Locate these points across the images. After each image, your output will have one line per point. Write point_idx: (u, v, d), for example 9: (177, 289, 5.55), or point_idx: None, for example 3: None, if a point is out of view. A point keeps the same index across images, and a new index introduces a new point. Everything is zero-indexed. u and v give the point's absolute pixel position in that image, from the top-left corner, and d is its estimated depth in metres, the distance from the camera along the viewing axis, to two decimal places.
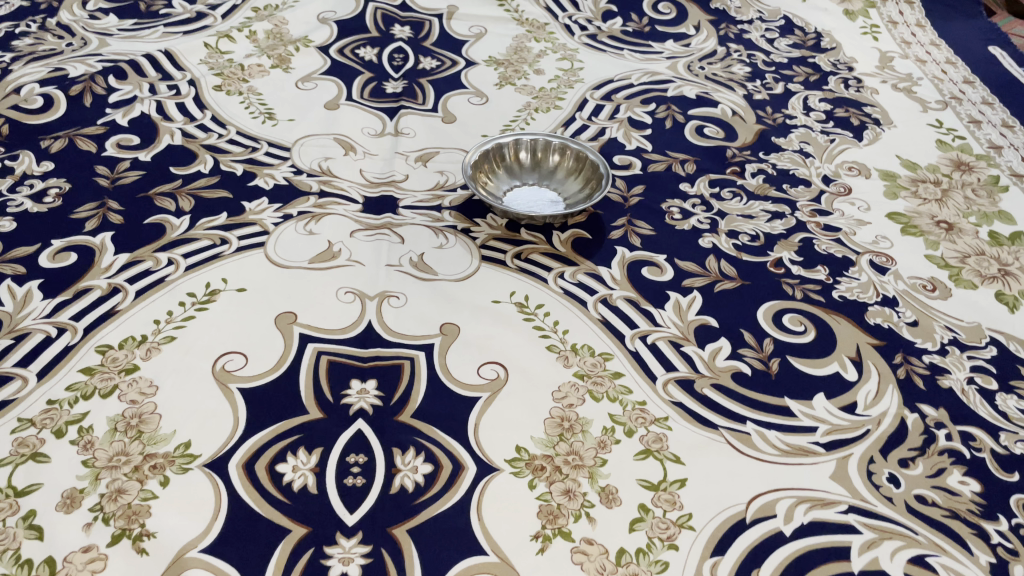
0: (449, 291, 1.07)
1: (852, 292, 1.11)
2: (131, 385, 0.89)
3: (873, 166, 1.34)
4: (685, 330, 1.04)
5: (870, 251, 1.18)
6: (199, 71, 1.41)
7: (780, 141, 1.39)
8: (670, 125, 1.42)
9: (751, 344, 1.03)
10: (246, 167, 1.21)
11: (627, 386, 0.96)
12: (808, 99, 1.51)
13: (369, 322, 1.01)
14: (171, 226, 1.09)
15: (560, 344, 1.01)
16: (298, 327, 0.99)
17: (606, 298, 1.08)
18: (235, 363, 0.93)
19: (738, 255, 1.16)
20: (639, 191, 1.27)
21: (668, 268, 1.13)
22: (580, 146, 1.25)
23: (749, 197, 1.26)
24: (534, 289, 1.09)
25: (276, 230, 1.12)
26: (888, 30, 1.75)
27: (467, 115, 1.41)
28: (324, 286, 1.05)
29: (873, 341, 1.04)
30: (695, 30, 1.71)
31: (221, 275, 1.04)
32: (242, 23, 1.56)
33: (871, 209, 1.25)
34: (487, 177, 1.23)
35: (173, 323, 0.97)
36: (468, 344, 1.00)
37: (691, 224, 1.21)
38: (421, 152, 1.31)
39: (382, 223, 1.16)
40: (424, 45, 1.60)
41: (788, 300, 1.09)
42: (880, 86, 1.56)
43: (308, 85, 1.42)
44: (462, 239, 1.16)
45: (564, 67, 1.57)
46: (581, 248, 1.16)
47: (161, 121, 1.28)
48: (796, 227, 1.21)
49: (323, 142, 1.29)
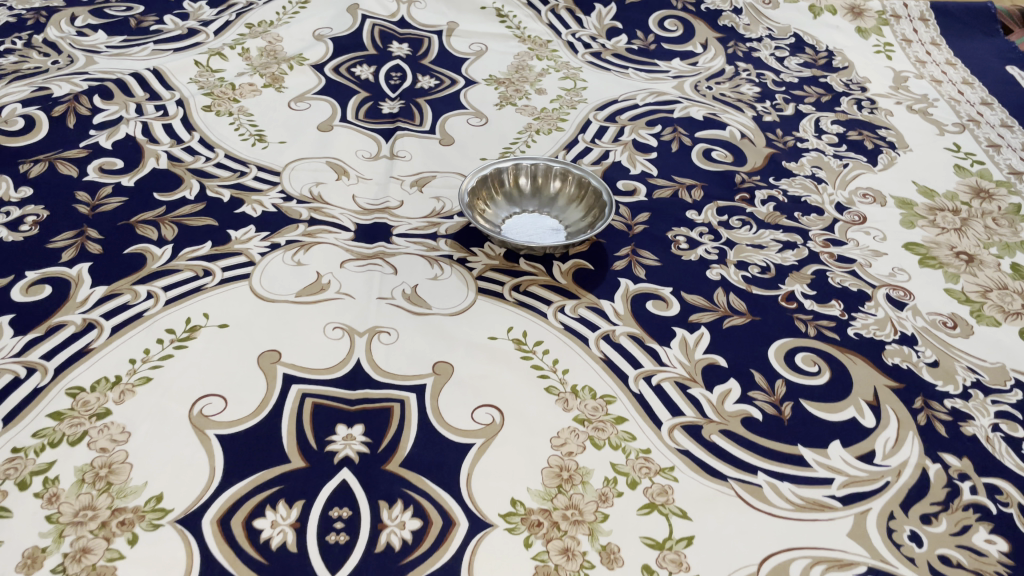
0: (443, 326, 1.02)
1: (868, 329, 1.05)
2: (102, 432, 0.84)
3: (889, 193, 1.29)
4: (692, 370, 0.98)
5: (887, 285, 1.12)
6: (188, 91, 1.36)
7: (791, 165, 1.34)
8: (676, 148, 1.37)
9: (762, 387, 0.97)
10: (234, 193, 1.16)
11: (630, 431, 0.91)
12: (820, 121, 1.45)
13: (357, 361, 0.96)
14: (152, 256, 1.04)
15: (560, 385, 0.96)
16: (281, 366, 0.93)
17: (609, 334, 1.02)
18: (213, 407, 0.88)
19: (748, 287, 1.10)
20: (644, 218, 1.21)
21: (674, 302, 1.08)
22: (582, 172, 1.20)
23: (759, 226, 1.21)
24: (532, 324, 1.03)
25: (262, 260, 1.06)
26: (901, 48, 1.70)
27: (465, 137, 1.36)
28: (312, 321, 1.00)
29: (891, 383, 0.98)
30: (702, 48, 1.66)
31: (203, 309, 0.98)
32: (235, 40, 1.52)
33: (888, 239, 1.20)
34: (485, 204, 1.18)
35: (149, 362, 0.91)
36: (461, 385, 0.94)
37: (698, 254, 1.15)
38: (417, 177, 1.26)
39: (374, 253, 1.11)
40: (422, 63, 1.55)
41: (801, 338, 1.03)
42: (894, 108, 1.50)
43: (301, 106, 1.38)
44: (458, 269, 1.10)
45: (567, 87, 1.51)
46: (582, 280, 1.10)
47: (146, 143, 1.23)
48: (809, 258, 1.16)
49: (315, 166, 1.24)
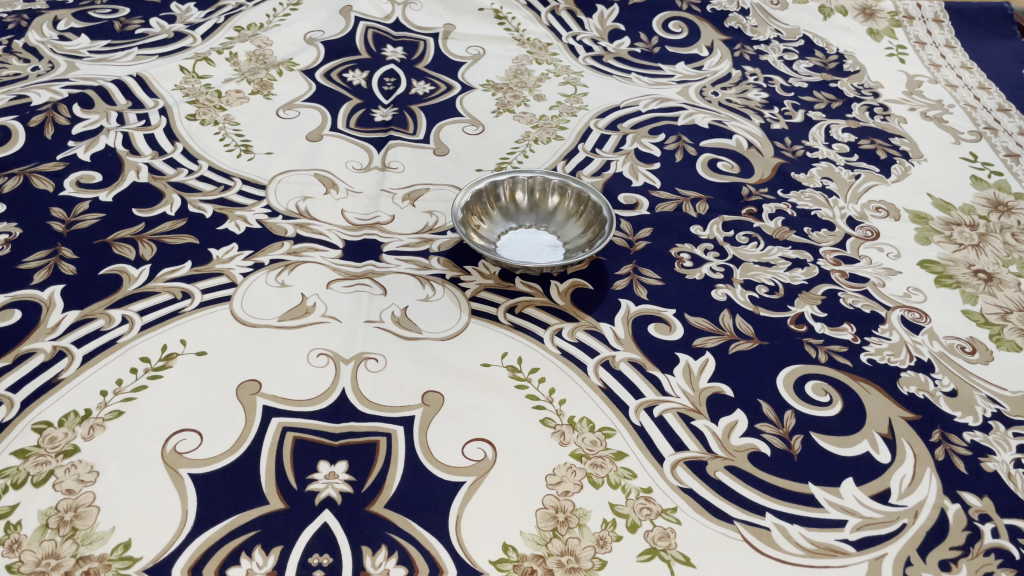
0: (433, 352, 0.97)
1: (881, 354, 1.00)
2: (69, 472, 0.79)
3: (903, 206, 1.23)
4: (696, 400, 0.93)
5: (902, 306, 1.07)
6: (172, 98, 1.31)
7: (801, 177, 1.28)
8: (680, 158, 1.31)
9: (770, 419, 0.91)
10: (217, 208, 1.11)
11: (630, 468, 0.86)
12: (831, 129, 1.39)
13: (343, 391, 0.91)
14: (129, 277, 0.99)
15: (557, 417, 0.90)
16: (261, 398, 0.88)
17: (609, 361, 0.97)
18: (188, 444, 0.83)
19: (755, 309, 1.05)
20: (646, 234, 1.16)
21: (677, 325, 1.02)
22: (581, 185, 1.14)
23: (766, 242, 1.15)
24: (528, 349, 0.98)
25: (245, 281, 1.01)
26: (915, 51, 1.64)
27: (461, 147, 1.31)
28: (295, 347, 0.95)
29: (906, 414, 0.93)
30: (708, 51, 1.60)
31: (180, 335, 0.93)
32: (222, 44, 1.46)
33: (902, 256, 1.14)
34: (480, 219, 1.12)
35: (121, 394, 0.86)
36: (451, 417, 0.89)
37: (703, 273, 1.10)
38: (409, 190, 1.21)
39: (362, 272, 1.06)
40: (417, 68, 1.50)
41: (811, 364, 0.98)
42: (908, 114, 1.44)
43: (289, 114, 1.32)
44: (450, 289, 1.05)
45: (566, 93, 1.46)
46: (581, 301, 1.05)
47: (127, 155, 1.18)
48: (819, 277, 1.10)
49: (303, 179, 1.19)
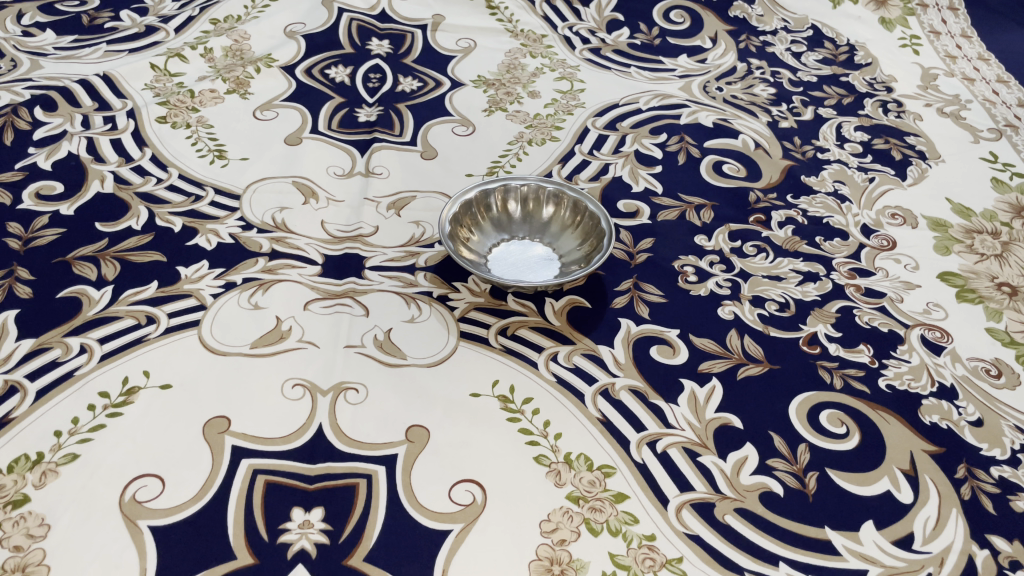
0: (418, 381, 0.89)
1: (901, 379, 0.93)
2: (17, 525, 0.72)
3: (920, 212, 1.16)
4: (703, 433, 0.86)
5: (922, 324, 1.00)
6: (141, 99, 1.23)
7: (811, 180, 1.20)
8: (683, 161, 1.23)
9: (783, 453, 0.85)
10: (187, 221, 1.04)
11: (632, 512, 0.79)
12: (842, 127, 1.32)
13: (320, 426, 0.84)
14: (89, 300, 0.92)
15: (552, 454, 0.83)
16: (230, 436, 0.81)
17: (608, 389, 0.90)
18: (149, 491, 0.76)
19: (765, 329, 0.98)
20: (647, 245, 1.09)
21: (682, 348, 0.95)
22: (578, 194, 1.07)
23: (776, 253, 1.08)
24: (521, 377, 0.91)
25: (215, 303, 0.94)
26: (929, 41, 1.56)
27: (450, 150, 1.23)
28: (268, 377, 0.87)
29: (929, 447, 0.86)
30: (711, 43, 1.52)
31: (143, 365, 0.86)
32: (197, 39, 1.38)
33: (920, 268, 1.07)
34: (470, 231, 1.05)
35: (77, 435, 0.80)
36: (438, 455, 0.82)
37: (708, 288, 1.03)
38: (394, 198, 1.13)
39: (343, 291, 0.98)
40: (404, 62, 1.41)
41: (826, 391, 0.91)
42: (924, 111, 1.37)
43: (267, 115, 1.24)
44: (438, 309, 0.98)
45: (562, 89, 1.38)
46: (578, 321, 0.98)
47: (91, 163, 1.11)
48: (833, 292, 1.03)
49: (280, 187, 1.11)
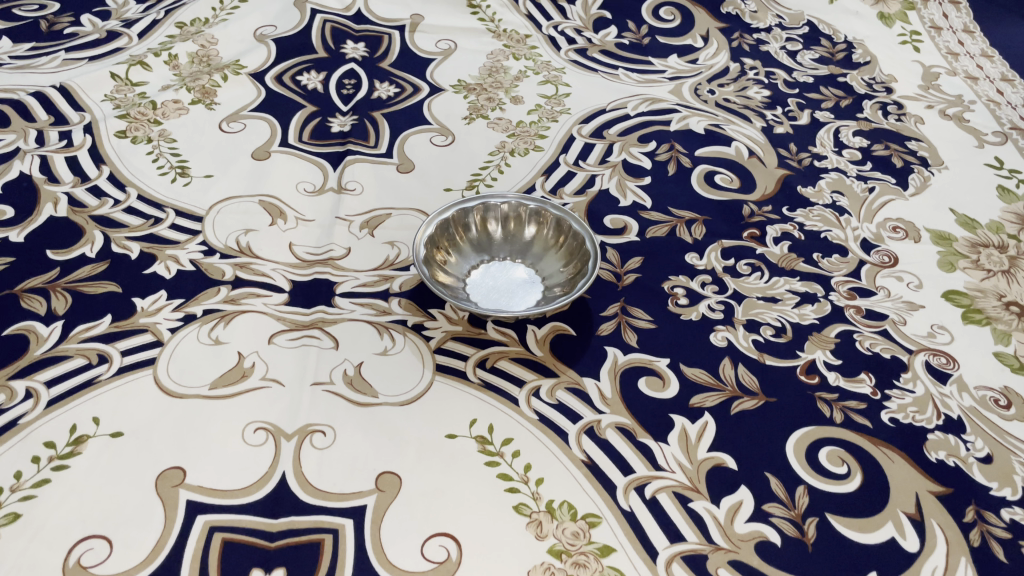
0: (390, 421, 0.83)
1: (905, 413, 0.87)
2: None
3: (923, 225, 1.10)
4: (695, 476, 0.80)
5: (926, 349, 0.94)
6: (100, 112, 1.16)
7: (808, 191, 1.14)
8: (673, 171, 1.17)
9: (780, 498, 0.79)
10: (145, 247, 0.97)
11: (618, 567, 0.73)
12: (840, 132, 1.25)
13: (283, 475, 0.78)
14: (37, 338, 0.86)
15: (533, 502, 0.78)
16: (185, 490, 0.75)
17: (593, 427, 0.84)
18: (95, 554, 0.70)
19: (760, 357, 0.92)
20: (635, 264, 1.03)
21: (672, 379, 0.89)
22: (560, 212, 1.01)
23: (771, 272, 1.02)
24: (500, 415, 0.85)
25: (172, 338, 0.88)
26: (930, 37, 1.49)
27: (427, 162, 1.16)
28: (229, 421, 0.81)
29: (935, 488, 0.81)
30: (703, 42, 1.45)
31: (93, 412, 0.80)
32: (161, 44, 1.31)
33: (924, 287, 1.01)
34: (447, 253, 0.99)
35: (20, 492, 0.74)
36: (409, 505, 0.77)
37: (700, 312, 0.97)
38: (368, 216, 1.07)
39: (311, 322, 0.92)
40: (380, 66, 1.35)
41: (826, 426, 0.85)
42: (925, 113, 1.31)
43: (233, 127, 1.18)
44: (412, 339, 0.92)
45: (546, 93, 1.31)
46: (562, 351, 0.92)
47: (44, 184, 1.04)
48: (832, 315, 0.97)
49: (247, 207, 1.05)
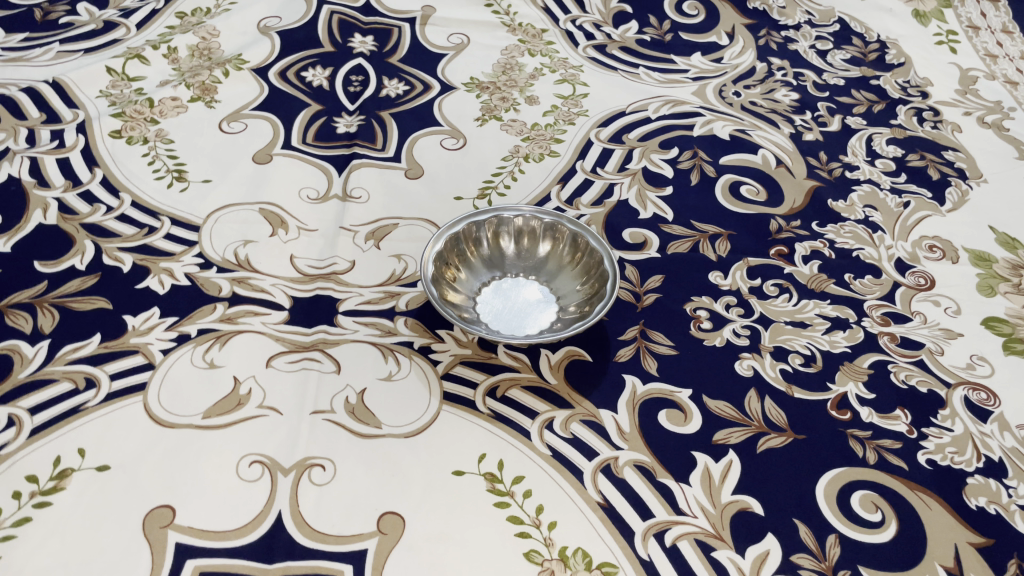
0: (394, 455, 0.78)
1: (943, 454, 0.82)
2: None
3: (961, 244, 1.04)
4: (718, 522, 0.75)
5: (966, 383, 0.88)
6: (95, 109, 1.11)
7: (839, 206, 1.08)
8: (696, 180, 1.11)
9: (810, 548, 0.74)
10: (139, 259, 0.92)
11: None
12: (873, 140, 1.19)
13: (279, 515, 0.73)
14: (21, 359, 0.81)
15: (545, 549, 0.73)
16: (174, 532, 0.71)
17: (610, 465, 0.79)
18: None
19: (789, 389, 0.86)
20: (656, 283, 0.97)
21: (694, 412, 0.84)
22: (577, 227, 0.95)
23: (800, 294, 0.96)
24: (511, 450, 0.80)
25: (165, 361, 0.83)
26: (968, 38, 1.43)
27: (437, 167, 1.11)
28: (223, 454, 0.76)
29: (975, 539, 0.76)
30: (728, 39, 1.38)
31: (78, 442, 0.75)
32: (160, 36, 1.25)
33: (963, 313, 0.96)
34: (457, 269, 0.93)
35: None
36: (413, 550, 0.72)
37: (725, 337, 0.91)
38: (374, 226, 1.01)
39: (311, 343, 0.87)
40: (389, 62, 1.28)
41: (859, 468, 0.80)
42: (963, 120, 1.24)
43: (234, 127, 1.12)
44: (419, 363, 0.87)
45: (563, 93, 1.25)
46: (578, 379, 0.86)
47: (34, 188, 0.99)
48: (865, 343, 0.91)
49: (246, 216, 0.99)
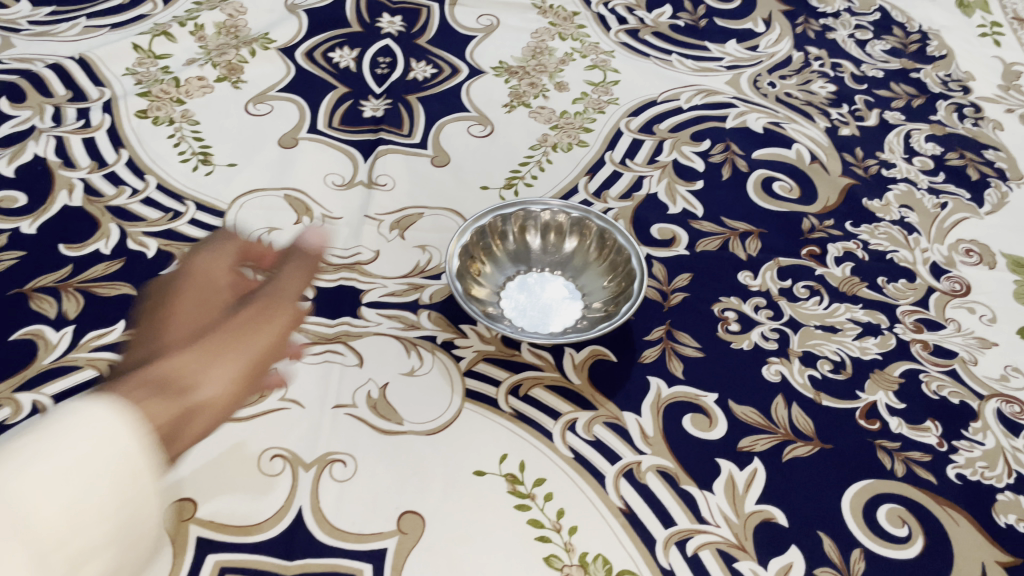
0: (415, 453, 0.78)
1: (973, 468, 0.80)
2: None
3: (999, 249, 1.02)
4: (741, 532, 0.74)
5: (999, 396, 0.86)
6: (121, 87, 1.10)
7: (874, 205, 1.05)
8: (728, 174, 1.09)
9: (834, 562, 0.73)
10: (163, 244, 0.92)
11: None
12: (911, 136, 1.16)
13: (299, 511, 0.73)
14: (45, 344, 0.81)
15: (565, 554, 0.72)
16: (195, 526, 0.71)
17: (632, 469, 0.78)
18: None
19: (817, 396, 0.85)
20: (684, 282, 0.95)
21: (719, 418, 0.83)
22: (604, 223, 0.94)
23: (831, 297, 0.94)
24: (533, 451, 0.79)
25: None
26: (1013, 30, 1.38)
27: (464, 155, 1.09)
28: (244, 448, 0.76)
29: (1004, 557, 0.74)
30: (764, 26, 1.35)
31: None
32: (187, 13, 1.24)
33: (998, 321, 0.93)
34: (483, 262, 0.92)
35: None
36: (433, 551, 0.71)
37: (753, 340, 0.89)
38: (399, 215, 1.00)
39: (334, 335, 0.86)
40: (417, 43, 1.26)
41: (887, 480, 0.79)
42: (1005, 118, 1.21)
43: (260, 109, 1.11)
44: (441, 359, 0.86)
45: (594, 80, 1.22)
46: (601, 380, 0.85)
47: (59, 168, 0.98)
48: (897, 350, 0.89)
49: (271, 202, 0.99)
